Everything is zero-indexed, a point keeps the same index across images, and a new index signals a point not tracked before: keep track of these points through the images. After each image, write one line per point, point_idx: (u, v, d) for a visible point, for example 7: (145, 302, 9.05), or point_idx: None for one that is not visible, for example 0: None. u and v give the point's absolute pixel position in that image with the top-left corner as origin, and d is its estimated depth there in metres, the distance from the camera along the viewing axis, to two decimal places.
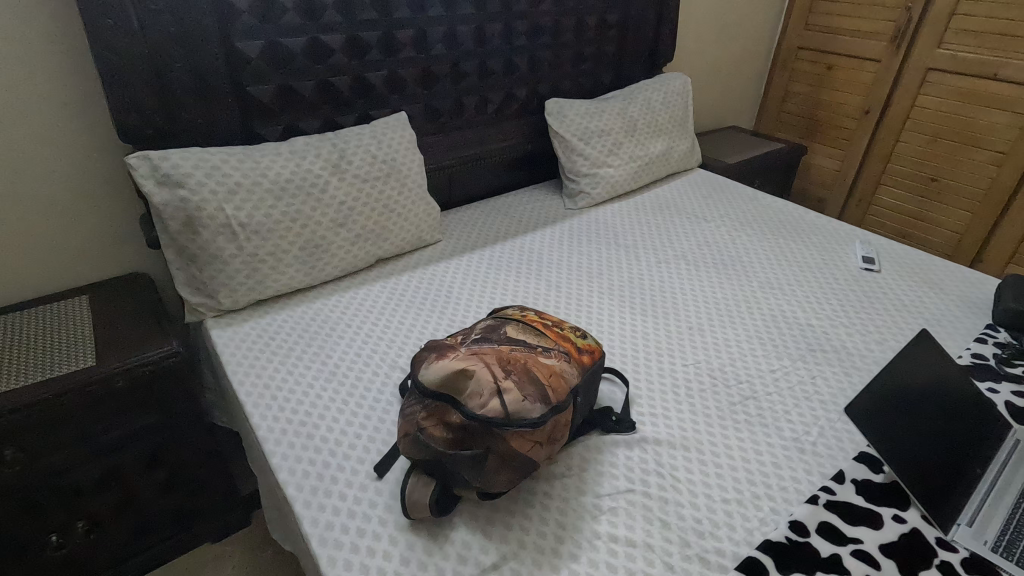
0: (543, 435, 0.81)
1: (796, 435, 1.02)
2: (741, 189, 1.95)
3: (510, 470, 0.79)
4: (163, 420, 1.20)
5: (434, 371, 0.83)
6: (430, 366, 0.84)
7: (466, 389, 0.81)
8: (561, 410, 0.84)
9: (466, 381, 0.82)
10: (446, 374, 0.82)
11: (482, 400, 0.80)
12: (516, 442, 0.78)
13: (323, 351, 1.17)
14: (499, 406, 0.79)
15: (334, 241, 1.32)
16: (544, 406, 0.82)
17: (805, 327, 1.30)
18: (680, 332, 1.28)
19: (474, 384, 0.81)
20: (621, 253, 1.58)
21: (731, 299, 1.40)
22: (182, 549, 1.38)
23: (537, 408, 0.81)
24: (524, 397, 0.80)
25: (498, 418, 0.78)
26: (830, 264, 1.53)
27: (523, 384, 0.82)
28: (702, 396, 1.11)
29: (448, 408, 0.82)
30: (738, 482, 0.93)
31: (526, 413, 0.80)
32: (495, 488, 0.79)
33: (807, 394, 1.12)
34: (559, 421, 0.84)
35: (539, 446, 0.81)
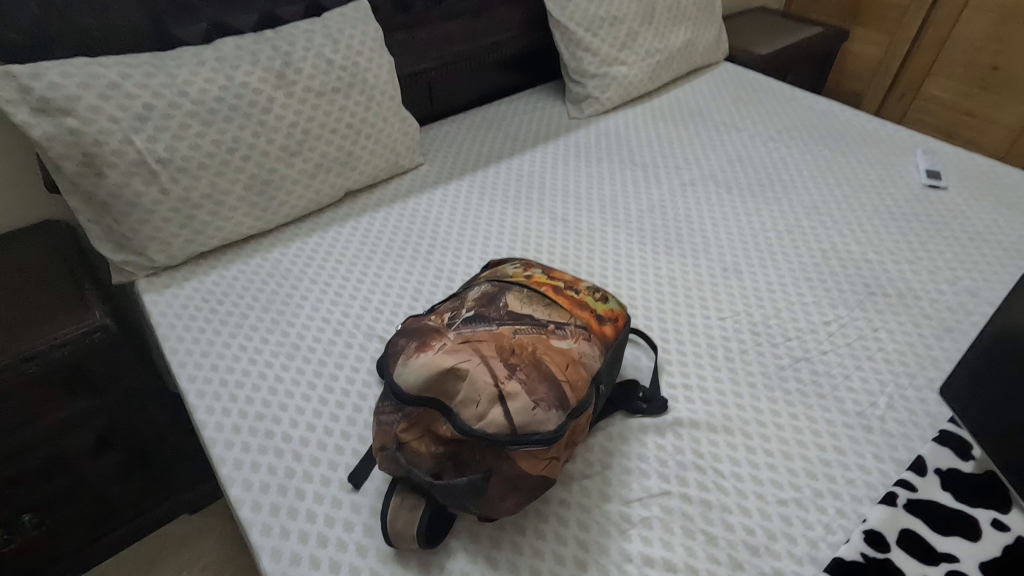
0: (560, 448, 0.63)
1: (860, 408, 0.85)
2: (776, 87, 1.65)
3: (518, 495, 0.62)
4: (107, 402, 1.01)
5: (414, 370, 0.63)
6: (409, 363, 0.64)
7: (457, 394, 0.62)
8: (582, 413, 0.65)
9: (457, 383, 0.62)
10: (430, 375, 0.62)
11: (479, 410, 0.60)
12: (524, 465, 0.60)
13: (284, 317, 0.96)
14: (502, 418, 0.60)
15: (288, 176, 1.06)
16: (563, 413, 0.62)
17: (863, 265, 1.09)
18: (714, 276, 1.06)
19: (467, 389, 0.61)
20: (638, 173, 1.32)
21: (772, 230, 1.17)
22: (156, 525, 1.26)
23: (554, 416, 0.61)
24: (536, 404, 0.60)
25: (501, 434, 0.59)
26: (888, 182, 1.29)
27: (534, 385, 0.62)
28: (745, 360, 0.92)
29: (434, 418, 0.62)
30: (795, 476, 0.76)
31: (538, 426, 0.60)
32: (499, 515, 0.63)
33: (869, 353, 0.93)
34: (579, 425, 0.65)
35: (554, 462, 0.63)
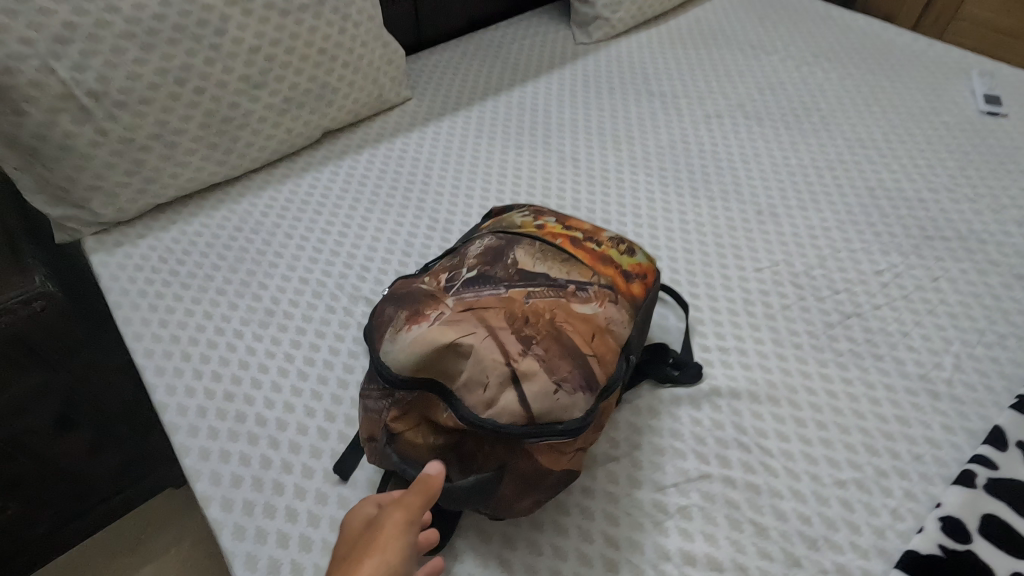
0: (586, 437, 0.53)
1: (923, 371, 0.74)
2: (808, 3, 1.45)
3: (534, 494, 0.52)
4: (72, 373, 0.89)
5: (406, 347, 0.51)
6: (399, 338, 0.52)
7: (459, 375, 0.51)
8: (612, 393, 0.54)
9: (460, 363, 0.51)
10: (425, 353, 0.51)
11: (488, 395, 0.50)
12: (541, 458, 0.51)
13: (255, 278, 0.83)
14: (515, 404, 0.49)
15: (252, 112, 0.91)
16: (588, 396, 0.51)
17: (917, 206, 0.95)
18: (747, 221, 0.93)
19: (472, 370, 0.50)
20: (656, 104, 1.16)
21: (811, 166, 1.03)
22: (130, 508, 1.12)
23: (580, 401, 0.51)
24: (558, 387, 0.50)
25: (517, 424, 0.49)
26: (940, 109, 1.13)
27: (555, 363, 0.51)
28: (788, 316, 0.80)
29: (432, 404, 0.52)
30: (853, 453, 0.66)
31: (561, 413, 0.50)
32: (511, 516, 0.54)
33: (930, 306, 0.81)
34: (607, 408, 0.55)
35: (579, 453, 0.53)
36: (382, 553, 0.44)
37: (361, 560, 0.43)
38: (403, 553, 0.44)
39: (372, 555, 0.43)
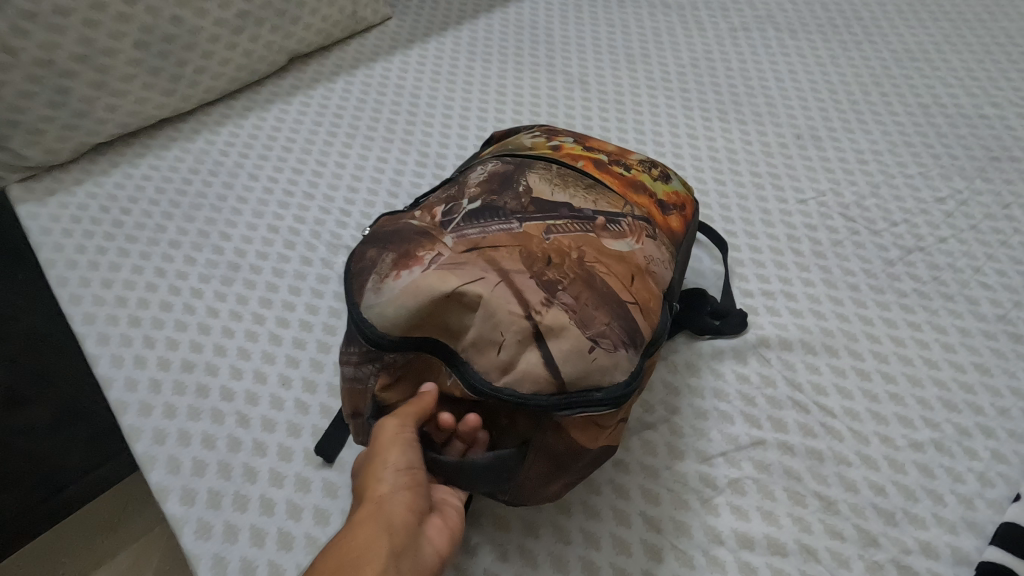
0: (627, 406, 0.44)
1: (1001, 311, 0.63)
2: None
3: (562, 476, 0.43)
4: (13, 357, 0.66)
5: (396, 299, 0.40)
6: (387, 288, 0.41)
7: (466, 333, 0.40)
8: (656, 350, 0.44)
9: (467, 317, 0.40)
10: (421, 306, 0.40)
11: (504, 357, 0.40)
12: (573, 433, 0.41)
13: (215, 228, 0.70)
14: (539, 367, 0.39)
15: (200, 30, 0.76)
16: (628, 355, 0.41)
17: (978, 124, 0.83)
18: (786, 146, 0.81)
19: (483, 326, 0.40)
20: (673, 17, 1.01)
21: (855, 82, 0.89)
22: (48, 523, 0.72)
23: (620, 362, 0.41)
24: (594, 346, 0.40)
25: (543, 393, 0.39)
26: (997, 13, 0.99)
27: (588, 316, 0.41)
28: (841, 254, 0.69)
29: (433, 368, 0.42)
30: (928, 410, 0.56)
31: (598, 378, 0.40)
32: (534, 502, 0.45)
33: (1002, 236, 0.70)
34: (649, 368, 0.45)
35: (618, 425, 0.44)
36: (389, 449, 0.40)
37: (371, 466, 0.39)
38: (413, 443, 0.40)
39: (379, 456, 0.40)
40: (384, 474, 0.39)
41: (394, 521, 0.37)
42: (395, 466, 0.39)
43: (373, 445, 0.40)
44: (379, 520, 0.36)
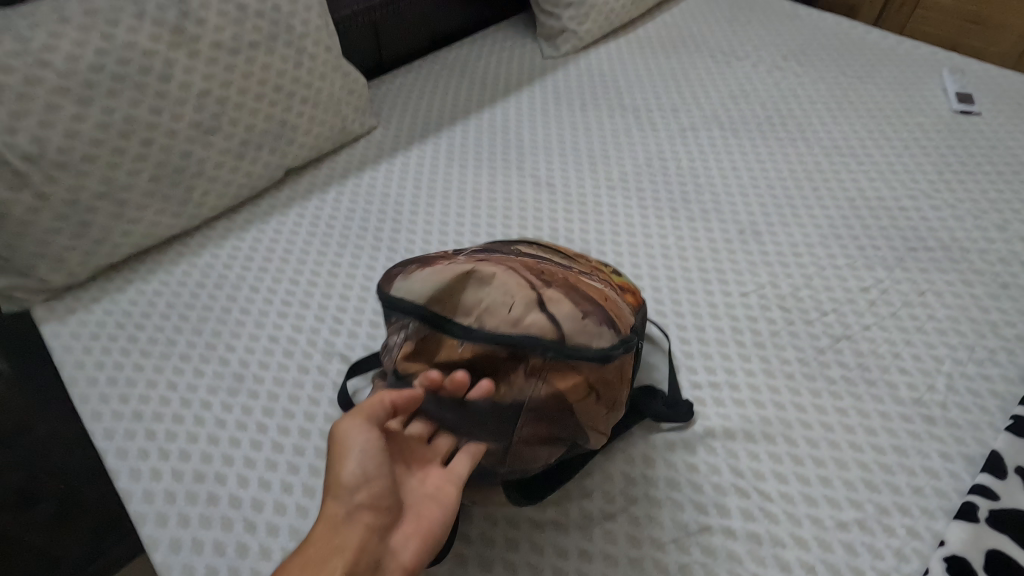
0: (608, 377, 0.57)
1: (916, 394, 0.72)
2: (776, 4, 1.44)
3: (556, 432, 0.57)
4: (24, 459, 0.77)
5: (428, 278, 0.55)
6: (420, 274, 0.55)
7: (481, 302, 0.54)
8: (630, 342, 0.59)
9: (483, 289, 0.54)
10: (448, 281, 0.54)
11: (514, 313, 0.53)
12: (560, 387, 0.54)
13: (221, 339, 0.78)
14: (542, 321, 0.53)
15: (207, 159, 0.86)
16: (610, 331, 0.56)
17: (897, 215, 0.94)
18: (730, 242, 0.91)
19: (496, 295, 0.54)
20: (629, 119, 1.13)
21: (790, 178, 1.01)
22: None
23: (603, 332, 0.56)
24: (584, 315, 0.55)
25: (547, 337, 0.53)
26: (915, 110, 1.12)
27: (577, 299, 0.56)
28: (779, 344, 0.78)
29: (445, 342, 0.54)
30: (853, 491, 0.64)
31: (588, 337, 0.55)
32: (527, 465, 0.57)
33: (918, 322, 0.80)
34: (625, 360, 0.60)
35: (597, 394, 0.57)
36: (342, 461, 0.47)
37: (330, 480, 0.46)
38: (364, 449, 0.47)
39: (336, 468, 0.47)
40: (342, 484, 0.46)
41: (346, 537, 0.44)
42: (350, 477, 0.46)
43: (331, 458, 0.48)
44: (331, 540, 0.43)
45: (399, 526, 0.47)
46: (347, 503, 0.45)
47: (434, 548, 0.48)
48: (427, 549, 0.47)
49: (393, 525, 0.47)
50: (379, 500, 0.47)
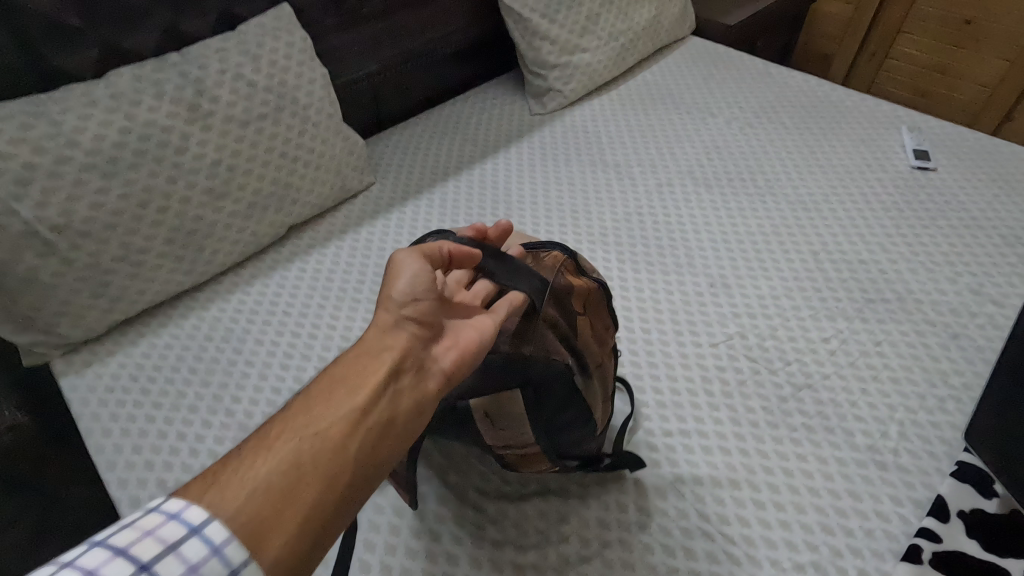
0: (599, 306, 0.73)
1: (870, 441, 0.78)
2: (749, 62, 1.54)
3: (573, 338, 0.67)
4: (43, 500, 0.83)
5: None
6: None
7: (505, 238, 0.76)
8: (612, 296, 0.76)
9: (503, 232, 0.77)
10: None
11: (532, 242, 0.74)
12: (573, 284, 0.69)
13: (227, 391, 0.84)
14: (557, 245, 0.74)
15: (216, 221, 0.93)
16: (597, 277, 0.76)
17: (857, 267, 1.01)
18: (702, 294, 0.98)
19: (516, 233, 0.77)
20: (610, 174, 1.21)
21: (759, 232, 1.09)
22: None
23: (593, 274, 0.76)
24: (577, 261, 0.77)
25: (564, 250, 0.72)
26: (875, 165, 1.21)
27: None
28: (745, 393, 0.84)
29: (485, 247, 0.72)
30: (809, 534, 0.69)
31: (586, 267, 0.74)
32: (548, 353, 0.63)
33: (874, 372, 0.86)
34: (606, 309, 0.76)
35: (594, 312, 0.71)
36: (391, 284, 0.55)
37: (383, 295, 0.55)
38: (412, 276, 0.55)
39: (387, 288, 0.55)
40: (393, 299, 0.54)
41: (394, 340, 0.52)
42: (400, 294, 0.54)
43: (388, 275, 0.56)
44: (381, 340, 0.51)
45: (441, 339, 0.56)
46: (398, 315, 0.54)
47: (471, 366, 0.56)
48: (462, 366, 0.55)
49: (436, 339, 0.55)
50: (421, 321, 0.55)
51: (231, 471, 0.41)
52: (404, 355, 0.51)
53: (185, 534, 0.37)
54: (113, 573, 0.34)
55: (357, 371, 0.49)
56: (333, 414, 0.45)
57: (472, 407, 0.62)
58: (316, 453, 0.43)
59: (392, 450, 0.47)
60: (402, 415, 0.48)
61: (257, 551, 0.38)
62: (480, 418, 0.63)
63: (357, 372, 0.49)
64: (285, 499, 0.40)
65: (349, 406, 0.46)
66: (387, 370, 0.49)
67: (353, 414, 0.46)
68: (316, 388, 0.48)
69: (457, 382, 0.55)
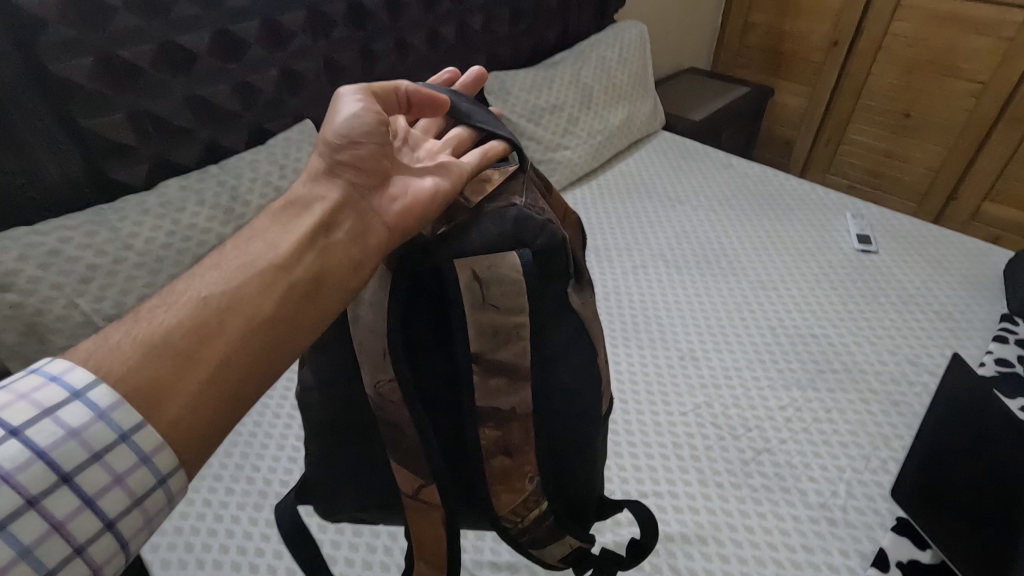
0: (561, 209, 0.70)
1: (822, 499, 0.88)
2: (712, 155, 1.74)
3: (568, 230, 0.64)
4: None
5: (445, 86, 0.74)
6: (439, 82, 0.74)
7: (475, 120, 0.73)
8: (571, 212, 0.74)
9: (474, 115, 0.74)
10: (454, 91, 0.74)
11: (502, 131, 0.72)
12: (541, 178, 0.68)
13: (247, 461, 0.93)
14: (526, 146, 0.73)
15: None
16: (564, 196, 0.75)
17: (809, 340, 1.14)
18: (673, 367, 1.10)
19: None
20: (591, 257, 1.36)
21: (722, 309, 1.22)
22: None
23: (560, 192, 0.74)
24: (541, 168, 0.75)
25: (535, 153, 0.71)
26: (823, 248, 1.37)
27: None
28: (711, 457, 0.94)
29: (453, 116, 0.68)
30: None
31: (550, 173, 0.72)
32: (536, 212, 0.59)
33: (825, 436, 0.97)
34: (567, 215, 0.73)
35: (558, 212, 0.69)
36: (328, 127, 0.55)
37: (321, 134, 0.56)
38: (352, 118, 0.55)
39: (325, 129, 0.56)
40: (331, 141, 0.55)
41: (321, 193, 0.54)
42: (338, 134, 0.55)
43: (328, 118, 0.57)
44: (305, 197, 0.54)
45: (386, 189, 0.57)
46: (331, 160, 0.56)
47: (426, 214, 0.56)
48: (405, 217, 0.55)
49: (380, 187, 0.57)
50: (358, 172, 0.56)
51: (134, 322, 0.43)
52: (334, 208, 0.54)
53: (64, 397, 0.38)
54: None
55: (278, 228, 0.51)
56: (247, 267, 0.48)
57: (457, 268, 0.57)
58: (226, 305, 0.45)
59: (312, 307, 0.49)
60: (324, 274, 0.50)
61: (154, 402, 0.41)
62: (466, 283, 0.57)
63: (280, 228, 0.51)
64: (192, 346, 0.43)
65: (264, 262, 0.48)
66: (311, 226, 0.52)
67: (268, 268, 0.48)
68: (240, 238, 0.51)
69: (406, 231, 0.55)
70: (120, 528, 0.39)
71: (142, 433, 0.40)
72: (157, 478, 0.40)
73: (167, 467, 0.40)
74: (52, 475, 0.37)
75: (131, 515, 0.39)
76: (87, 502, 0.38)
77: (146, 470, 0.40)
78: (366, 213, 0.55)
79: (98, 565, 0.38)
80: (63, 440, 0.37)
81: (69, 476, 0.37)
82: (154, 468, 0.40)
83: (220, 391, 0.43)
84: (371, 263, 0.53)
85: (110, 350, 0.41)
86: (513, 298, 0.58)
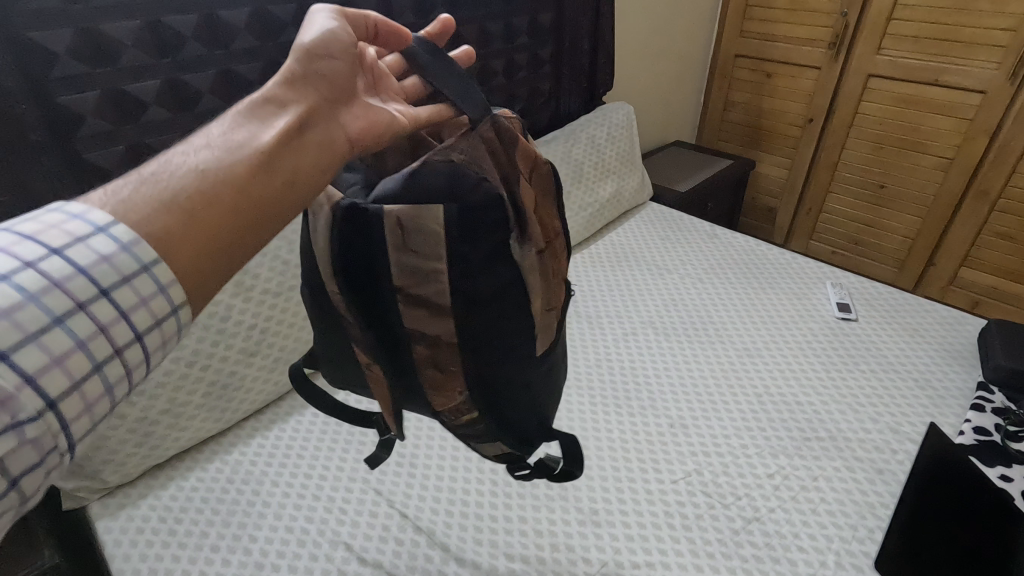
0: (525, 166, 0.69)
1: (811, 570, 0.89)
2: (697, 225, 1.83)
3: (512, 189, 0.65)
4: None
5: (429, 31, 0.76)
6: None
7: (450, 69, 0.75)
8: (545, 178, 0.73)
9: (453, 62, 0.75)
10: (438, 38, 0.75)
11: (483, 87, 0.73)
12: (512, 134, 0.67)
13: (244, 529, 0.94)
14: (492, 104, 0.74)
15: (246, 373, 1.08)
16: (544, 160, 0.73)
17: (794, 407, 1.18)
18: (663, 434, 1.13)
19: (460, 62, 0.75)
20: (585, 326, 1.41)
21: (710, 376, 1.26)
22: None
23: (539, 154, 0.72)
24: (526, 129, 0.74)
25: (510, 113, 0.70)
26: (807, 316, 1.42)
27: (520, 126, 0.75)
28: (702, 527, 0.96)
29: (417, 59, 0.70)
30: None
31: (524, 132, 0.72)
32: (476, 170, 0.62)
33: (812, 505, 0.99)
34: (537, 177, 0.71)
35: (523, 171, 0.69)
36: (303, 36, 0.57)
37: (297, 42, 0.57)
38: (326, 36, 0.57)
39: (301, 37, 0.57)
40: (303, 52, 0.57)
41: (292, 96, 0.56)
42: (310, 44, 0.57)
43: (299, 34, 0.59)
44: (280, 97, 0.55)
45: (352, 105, 0.58)
46: (307, 68, 0.57)
47: (377, 138, 0.58)
48: (365, 134, 0.58)
49: (343, 103, 0.58)
50: (328, 82, 0.58)
51: (142, 184, 0.47)
52: (306, 112, 0.55)
53: (89, 229, 0.43)
54: (22, 248, 0.40)
55: (257, 123, 0.53)
56: (236, 149, 0.51)
57: (383, 216, 0.59)
58: (221, 180, 0.49)
59: (297, 190, 0.52)
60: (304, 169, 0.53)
61: (167, 245, 0.45)
62: (391, 230, 0.60)
63: (260, 120, 0.53)
64: (195, 207, 0.47)
65: (251, 149, 0.51)
66: (285, 126, 0.53)
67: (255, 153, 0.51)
68: (226, 121, 0.54)
69: (360, 149, 0.58)
70: (147, 342, 0.44)
71: (161, 267, 0.45)
72: (172, 307, 0.45)
73: (179, 301, 0.46)
74: (90, 286, 0.41)
75: (154, 332, 0.45)
76: (123, 314, 0.43)
77: (164, 298, 0.45)
78: (331, 123, 0.56)
79: (130, 368, 0.44)
80: (97, 262, 0.42)
81: (106, 291, 0.42)
82: (170, 297, 0.45)
83: (216, 255, 0.47)
84: (333, 168, 0.56)
85: (127, 203, 0.46)
86: (436, 245, 0.61)
